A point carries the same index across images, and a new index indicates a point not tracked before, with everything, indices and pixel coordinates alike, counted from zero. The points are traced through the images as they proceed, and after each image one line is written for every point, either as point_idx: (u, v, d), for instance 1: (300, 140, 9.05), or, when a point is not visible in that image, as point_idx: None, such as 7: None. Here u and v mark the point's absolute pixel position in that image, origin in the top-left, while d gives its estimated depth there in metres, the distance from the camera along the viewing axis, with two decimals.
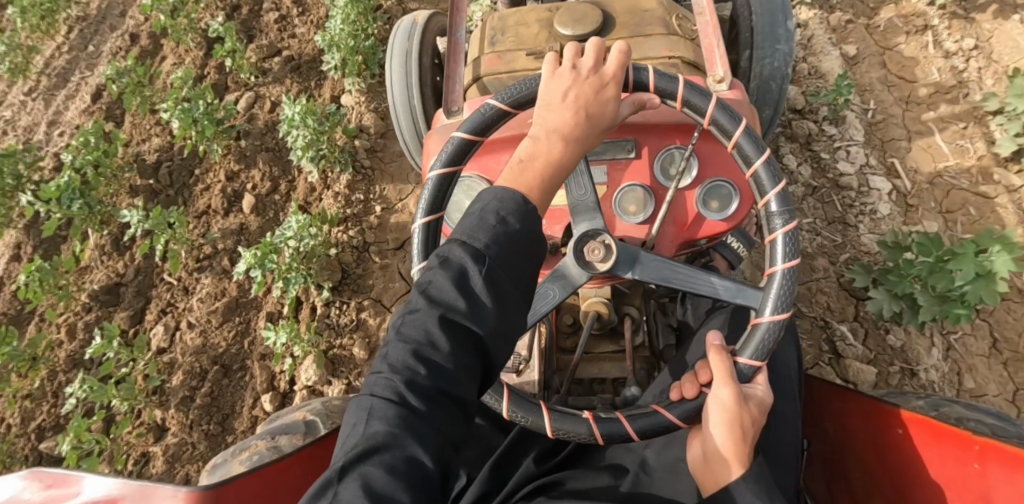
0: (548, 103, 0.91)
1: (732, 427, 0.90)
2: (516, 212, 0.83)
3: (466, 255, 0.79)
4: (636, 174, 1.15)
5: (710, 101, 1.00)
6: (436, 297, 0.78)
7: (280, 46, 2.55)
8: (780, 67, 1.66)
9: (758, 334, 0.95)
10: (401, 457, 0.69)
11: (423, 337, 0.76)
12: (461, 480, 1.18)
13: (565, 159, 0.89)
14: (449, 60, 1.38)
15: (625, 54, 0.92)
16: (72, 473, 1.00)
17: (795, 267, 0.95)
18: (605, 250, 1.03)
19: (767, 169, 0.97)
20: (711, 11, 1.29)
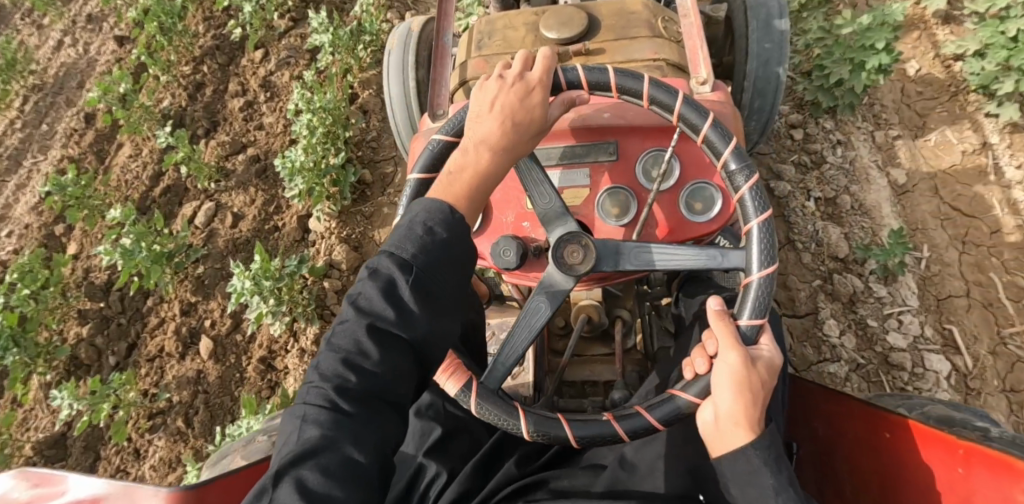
0: (476, 115, 0.93)
1: (747, 390, 0.87)
2: (443, 220, 0.85)
3: (393, 265, 0.82)
4: (617, 178, 1.16)
5: (645, 82, 1.01)
6: (366, 308, 0.82)
7: (244, 142, 2.49)
8: (775, 67, 1.67)
9: (752, 292, 0.94)
10: (335, 458, 0.75)
11: (352, 345, 0.80)
12: (436, 474, 1.12)
13: (492, 167, 0.91)
14: (434, 64, 1.39)
15: (549, 58, 0.94)
16: (58, 472, 1.02)
17: (768, 218, 0.96)
18: (585, 250, 1.03)
19: (717, 131, 0.98)
20: (696, 13, 1.29)
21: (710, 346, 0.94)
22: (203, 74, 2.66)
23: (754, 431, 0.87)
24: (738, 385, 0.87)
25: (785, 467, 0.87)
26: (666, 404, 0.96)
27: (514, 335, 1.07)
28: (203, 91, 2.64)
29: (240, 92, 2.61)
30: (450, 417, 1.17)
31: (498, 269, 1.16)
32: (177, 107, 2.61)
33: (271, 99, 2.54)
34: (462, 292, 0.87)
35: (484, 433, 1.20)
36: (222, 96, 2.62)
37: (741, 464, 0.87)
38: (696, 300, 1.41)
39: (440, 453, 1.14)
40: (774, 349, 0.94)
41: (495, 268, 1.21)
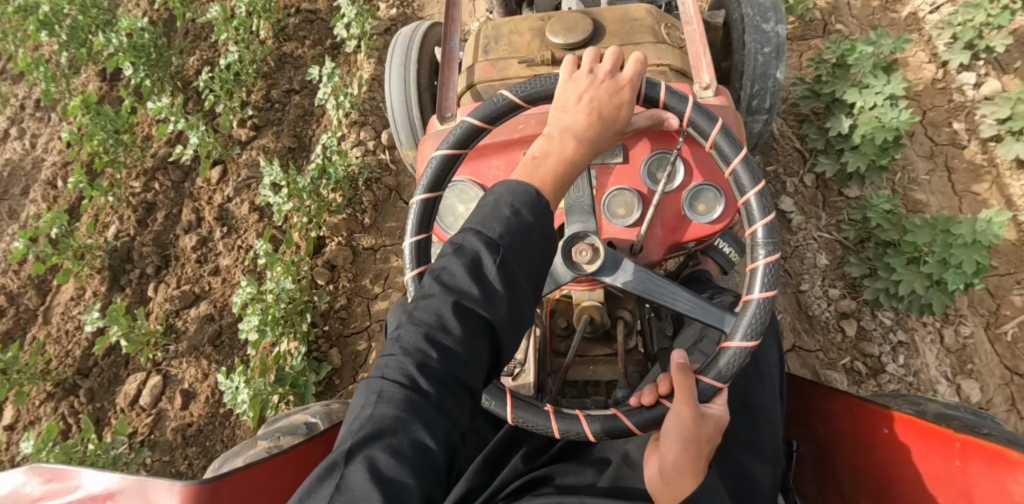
0: (562, 105, 0.94)
1: (690, 445, 0.90)
2: (529, 204, 0.85)
3: (481, 242, 0.81)
4: (624, 179, 1.18)
5: (687, 102, 1.04)
6: (449, 283, 0.81)
7: (198, 292, 2.22)
8: (771, 70, 1.70)
9: (724, 357, 0.97)
10: (405, 439, 0.73)
11: (435, 321, 0.79)
12: None
13: (578, 157, 0.91)
14: (444, 69, 1.45)
15: (642, 62, 0.95)
16: (70, 467, 1.02)
17: (771, 297, 0.97)
18: (592, 251, 1.05)
19: (746, 169, 1.00)
20: (698, 21, 1.33)
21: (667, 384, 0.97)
22: (155, 193, 2.41)
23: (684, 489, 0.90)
24: (684, 436, 0.90)
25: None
26: (608, 423, 0.99)
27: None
28: (155, 215, 2.37)
29: (193, 226, 2.33)
30: None
31: None
32: (124, 238, 2.33)
33: (229, 234, 2.28)
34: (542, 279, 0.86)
35: (490, 431, 1.25)
36: (176, 224, 2.35)
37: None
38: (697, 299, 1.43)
39: None
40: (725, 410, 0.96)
41: None
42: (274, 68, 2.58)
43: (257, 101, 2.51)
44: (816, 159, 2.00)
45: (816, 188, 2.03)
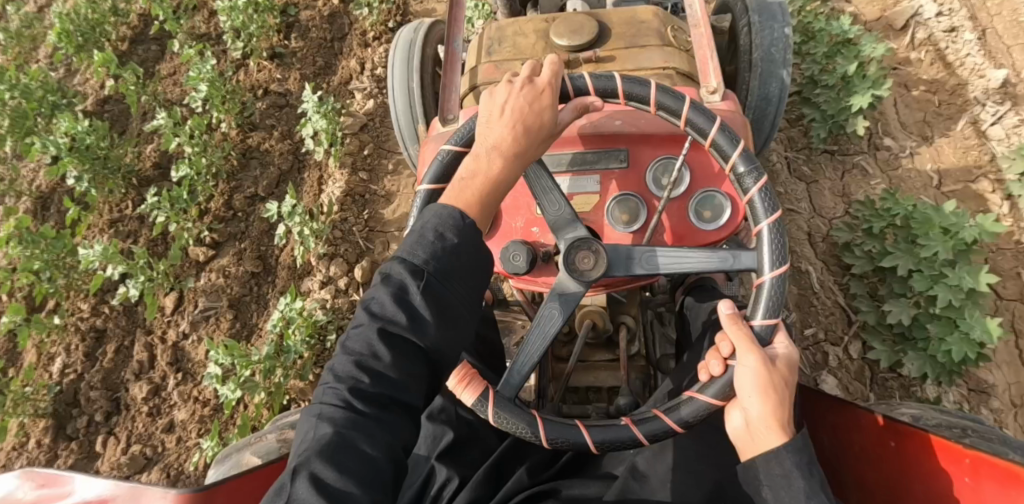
0: (487, 122, 0.95)
1: (776, 395, 0.88)
2: (454, 226, 0.86)
3: (405, 271, 0.84)
4: (628, 184, 1.16)
5: (683, 102, 1.03)
6: (378, 311, 0.83)
7: (148, 455, 1.94)
8: (778, 69, 1.67)
9: (765, 290, 0.97)
10: (348, 456, 0.76)
11: (365, 348, 0.82)
12: (449, 479, 1.11)
13: (504, 174, 0.93)
14: (445, 69, 1.39)
15: (557, 62, 0.97)
16: (63, 473, 1.01)
17: (783, 274, 0.96)
18: (595, 261, 1.04)
19: (774, 240, 0.98)
20: (706, 23, 1.30)
21: (724, 346, 0.95)
22: (105, 319, 2.17)
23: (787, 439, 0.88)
24: (767, 389, 0.88)
25: (818, 473, 0.87)
26: (687, 408, 0.96)
27: (530, 342, 1.05)
28: (104, 348, 2.13)
29: (144, 369, 2.08)
30: (464, 423, 1.17)
31: (506, 272, 1.18)
32: (68, 378, 2.09)
33: (181, 381, 2.02)
34: (475, 297, 0.88)
35: (495, 439, 1.19)
36: (126, 363, 2.10)
37: (775, 466, 0.86)
38: (706, 307, 1.39)
39: (452, 459, 1.13)
40: (790, 346, 0.95)
41: (503, 272, 1.22)
42: (238, 166, 2.37)
43: (217, 210, 2.28)
44: (864, 333, 1.79)
45: (864, 361, 1.80)
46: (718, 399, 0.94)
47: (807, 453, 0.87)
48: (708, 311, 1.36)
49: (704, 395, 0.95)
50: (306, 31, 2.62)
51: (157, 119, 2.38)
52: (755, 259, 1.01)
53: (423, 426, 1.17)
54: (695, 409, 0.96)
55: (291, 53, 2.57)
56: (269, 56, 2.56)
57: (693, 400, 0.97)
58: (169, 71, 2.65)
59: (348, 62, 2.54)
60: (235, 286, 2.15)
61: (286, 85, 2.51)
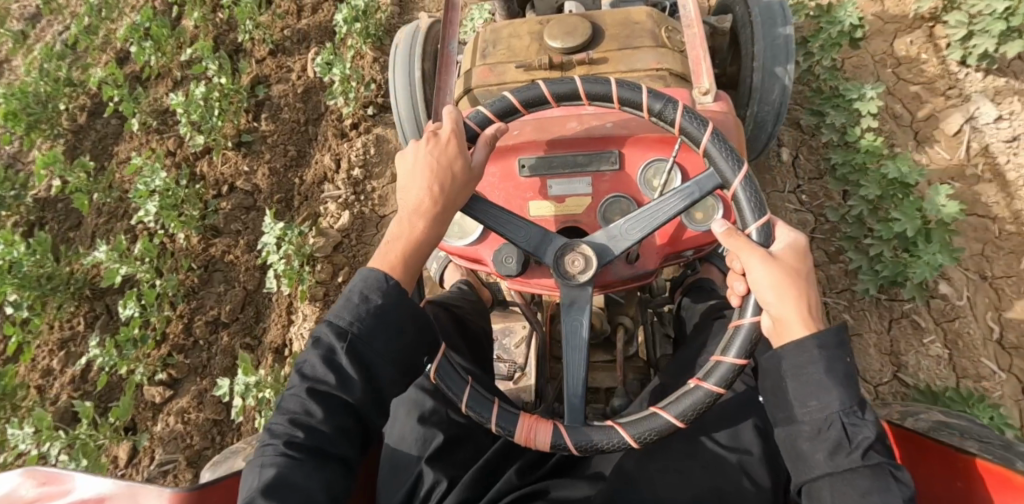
0: (404, 186, 1.00)
1: (792, 284, 0.90)
2: (378, 288, 0.93)
3: (332, 334, 0.91)
4: (619, 186, 1.16)
5: (641, 92, 1.01)
6: (309, 373, 0.91)
7: None
8: (780, 68, 1.66)
9: (743, 199, 0.97)
10: (288, 494, 0.85)
11: (299, 407, 0.89)
12: (438, 481, 1.12)
13: (427, 232, 0.97)
14: (440, 72, 1.39)
15: (453, 115, 1.00)
16: (64, 471, 1.03)
17: (745, 173, 0.98)
18: (584, 259, 1.03)
19: (748, 193, 0.97)
20: (699, 24, 1.29)
21: (738, 265, 0.99)
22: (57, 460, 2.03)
23: (817, 329, 0.89)
24: (780, 282, 0.90)
25: (848, 358, 0.88)
26: (736, 339, 0.97)
27: (568, 360, 1.05)
28: None
29: None
30: (454, 425, 1.17)
31: (499, 274, 1.20)
32: None
33: None
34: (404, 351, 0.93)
35: (486, 440, 1.21)
36: None
37: (800, 355, 0.88)
38: (699, 307, 1.40)
39: (443, 461, 1.14)
40: (793, 231, 0.95)
41: (496, 274, 1.23)
42: (200, 281, 2.22)
43: (176, 339, 2.13)
44: None
45: None
46: (754, 315, 0.96)
47: (836, 341, 0.88)
48: (701, 312, 1.37)
49: (745, 320, 0.97)
50: (278, 111, 2.49)
51: (96, 254, 2.22)
52: (717, 177, 1.00)
53: (414, 427, 1.16)
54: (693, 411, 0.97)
55: (259, 136, 2.43)
56: (233, 145, 2.41)
57: (719, 365, 0.97)
58: (128, 154, 2.53)
59: (320, 161, 2.38)
60: (195, 437, 1.97)
61: (254, 180, 2.36)
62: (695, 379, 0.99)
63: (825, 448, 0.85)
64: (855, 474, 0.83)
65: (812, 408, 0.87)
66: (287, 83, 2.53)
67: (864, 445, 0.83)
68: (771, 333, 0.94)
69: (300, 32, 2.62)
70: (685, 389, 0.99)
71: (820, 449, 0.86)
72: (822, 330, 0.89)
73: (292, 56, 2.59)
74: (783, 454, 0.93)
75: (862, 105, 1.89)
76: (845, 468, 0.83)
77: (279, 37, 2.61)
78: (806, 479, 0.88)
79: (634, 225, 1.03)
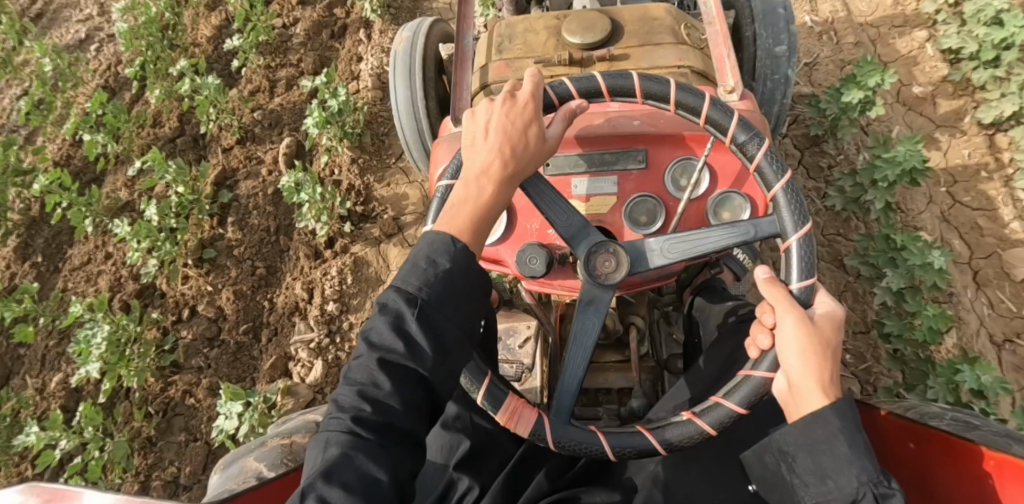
0: (474, 146, 0.97)
1: (816, 355, 0.88)
2: (447, 252, 0.90)
3: (401, 299, 0.87)
4: (645, 185, 1.14)
5: (733, 118, 1.01)
6: (377, 341, 0.86)
7: None
8: (783, 68, 1.62)
9: (794, 256, 0.96)
10: (352, 477, 0.78)
11: (366, 378, 0.85)
12: (470, 487, 1.09)
13: (496, 198, 0.95)
14: (457, 66, 1.40)
15: (536, 76, 0.99)
16: (72, 487, 0.97)
17: (808, 233, 0.96)
18: (616, 263, 1.01)
19: (802, 251, 0.95)
20: (721, 21, 1.28)
21: (765, 319, 0.94)
22: None
23: (834, 401, 0.86)
24: (806, 348, 0.88)
25: (865, 435, 0.84)
26: (741, 389, 0.94)
27: (569, 359, 1.03)
28: None
29: None
30: (479, 431, 1.14)
31: (522, 275, 1.17)
32: None
33: None
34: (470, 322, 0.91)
35: (511, 446, 1.15)
36: None
37: (817, 426, 0.84)
38: (716, 310, 1.35)
39: (473, 468, 1.11)
40: (833, 303, 0.94)
41: (517, 275, 1.21)
42: (158, 430, 1.92)
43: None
44: None
45: None
46: (769, 371, 0.93)
47: (851, 417, 0.84)
48: (720, 314, 1.33)
49: (756, 373, 0.94)
50: (246, 214, 2.21)
51: (26, 435, 1.86)
52: (778, 225, 0.98)
53: (439, 435, 1.15)
54: (722, 415, 0.94)
55: (224, 245, 2.16)
56: (193, 263, 2.12)
57: (719, 406, 0.95)
58: (83, 259, 2.24)
59: (290, 287, 2.08)
60: None
61: (218, 303, 2.07)
62: (688, 412, 0.97)
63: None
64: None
65: (833, 482, 0.82)
66: (256, 179, 2.27)
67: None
68: (783, 398, 0.91)
69: (273, 116, 2.39)
70: (676, 419, 0.97)
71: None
72: (840, 403, 0.85)
73: (263, 146, 2.34)
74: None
75: (926, 272, 1.72)
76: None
77: (251, 123, 2.38)
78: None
79: (675, 244, 1.02)
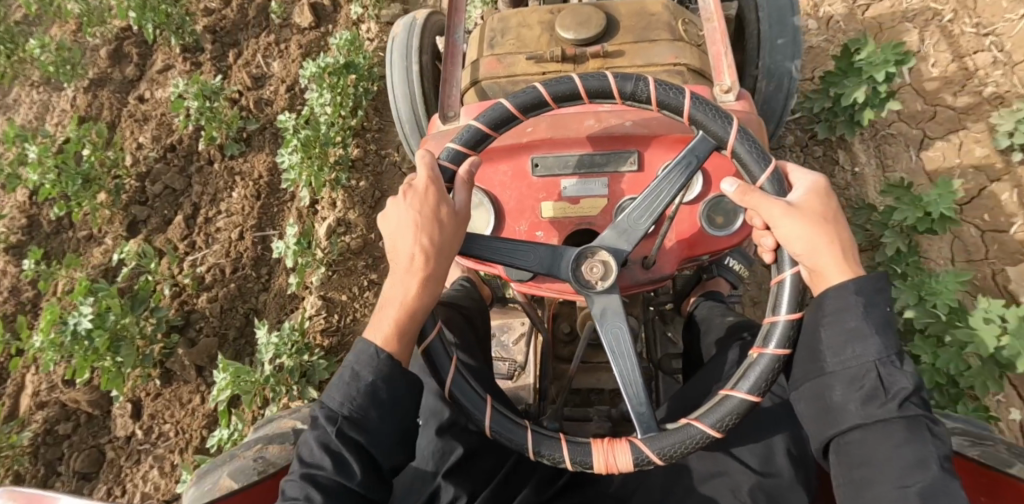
0: (391, 246, 0.95)
1: (822, 233, 0.87)
2: (371, 364, 0.91)
3: (325, 417, 0.90)
4: (639, 188, 1.11)
5: (608, 79, 0.98)
6: (308, 459, 0.90)
7: None
8: (787, 63, 1.57)
9: (744, 155, 0.95)
10: None
11: (301, 495, 0.86)
12: (456, 497, 1.06)
13: (422, 293, 0.93)
14: (446, 62, 1.33)
15: (428, 158, 0.95)
16: (48, 492, 0.96)
17: (734, 128, 0.95)
18: (603, 265, 0.97)
19: (747, 149, 0.95)
20: (720, 17, 1.24)
21: (758, 221, 0.95)
22: None
23: (856, 275, 0.87)
24: (808, 230, 0.87)
25: (888, 305, 0.84)
26: (783, 295, 0.91)
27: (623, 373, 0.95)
28: None
29: None
30: (474, 438, 1.11)
31: (510, 279, 1.15)
32: None
33: None
34: (400, 426, 0.93)
35: (503, 452, 1.14)
36: None
37: (834, 306, 0.85)
38: (717, 322, 1.32)
39: (460, 475, 1.08)
40: (807, 178, 0.95)
41: (506, 277, 1.18)
42: None
43: None
44: None
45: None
46: (792, 267, 0.91)
47: (875, 285, 0.85)
48: (721, 329, 1.29)
49: (786, 274, 0.91)
50: None
51: None
52: (710, 139, 0.97)
53: (432, 440, 1.10)
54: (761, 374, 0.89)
55: None
56: None
57: (775, 325, 0.90)
58: None
59: None
60: None
61: None
62: (756, 349, 0.92)
63: (857, 397, 0.82)
64: (890, 424, 0.80)
65: (846, 357, 0.83)
66: None
67: (901, 395, 0.80)
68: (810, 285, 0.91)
69: None
70: (749, 361, 0.91)
71: (853, 398, 0.82)
72: (860, 275, 0.86)
73: None
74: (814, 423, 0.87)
75: None
76: (879, 418, 0.80)
77: None
78: (833, 433, 0.84)
79: (641, 214, 0.98)
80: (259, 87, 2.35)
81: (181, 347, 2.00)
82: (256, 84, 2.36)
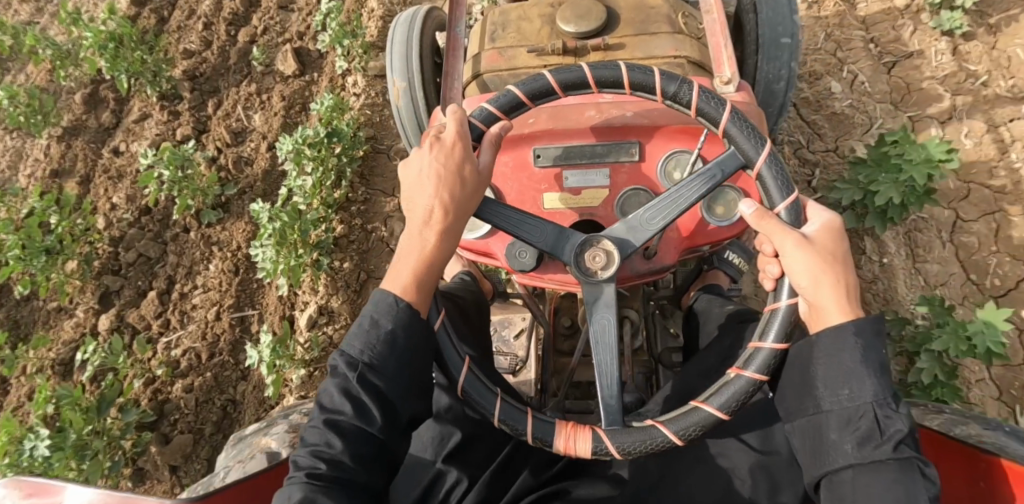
0: (411, 199, 0.96)
1: (830, 271, 0.87)
2: (390, 314, 0.92)
3: (346, 363, 0.91)
4: (639, 178, 1.12)
5: (653, 76, 0.98)
6: (328, 405, 0.90)
7: None
8: (786, 60, 1.57)
9: (769, 179, 0.94)
10: None
11: (321, 439, 0.87)
12: (457, 480, 1.08)
13: (441, 246, 0.94)
14: (447, 56, 1.33)
15: (458, 113, 0.96)
16: (55, 482, 0.96)
17: (769, 152, 0.94)
18: (605, 254, 0.98)
19: (773, 173, 0.94)
20: (719, 9, 1.25)
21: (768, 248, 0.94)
22: None
23: (856, 316, 0.87)
24: (816, 266, 0.86)
25: (884, 350, 0.85)
26: (772, 326, 0.91)
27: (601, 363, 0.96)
28: None
29: None
30: (470, 423, 1.11)
31: (511, 269, 1.15)
32: None
33: None
34: (418, 378, 0.93)
35: (501, 437, 1.14)
36: None
37: (835, 343, 0.85)
38: (716, 313, 1.33)
39: (461, 459, 1.10)
40: (824, 214, 0.93)
41: (507, 268, 1.18)
42: None
43: None
44: None
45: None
46: (790, 298, 0.91)
47: (875, 329, 0.86)
48: (720, 317, 1.30)
49: (781, 303, 0.91)
50: None
51: None
52: (739, 156, 0.96)
53: (431, 426, 1.13)
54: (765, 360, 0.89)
55: None
56: None
57: (758, 351, 0.91)
58: None
59: None
60: None
61: None
62: (734, 369, 0.92)
63: (852, 438, 0.82)
64: (882, 466, 0.80)
65: (843, 397, 0.84)
66: None
67: (896, 438, 0.80)
68: (808, 318, 0.91)
69: None
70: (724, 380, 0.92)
71: (848, 439, 0.83)
72: (862, 318, 0.86)
73: None
74: (809, 457, 0.88)
75: None
76: (873, 460, 0.80)
77: None
78: (827, 470, 0.85)
79: (654, 215, 0.99)
80: (239, 142, 2.27)
81: (154, 444, 1.91)
82: (237, 139, 2.28)
